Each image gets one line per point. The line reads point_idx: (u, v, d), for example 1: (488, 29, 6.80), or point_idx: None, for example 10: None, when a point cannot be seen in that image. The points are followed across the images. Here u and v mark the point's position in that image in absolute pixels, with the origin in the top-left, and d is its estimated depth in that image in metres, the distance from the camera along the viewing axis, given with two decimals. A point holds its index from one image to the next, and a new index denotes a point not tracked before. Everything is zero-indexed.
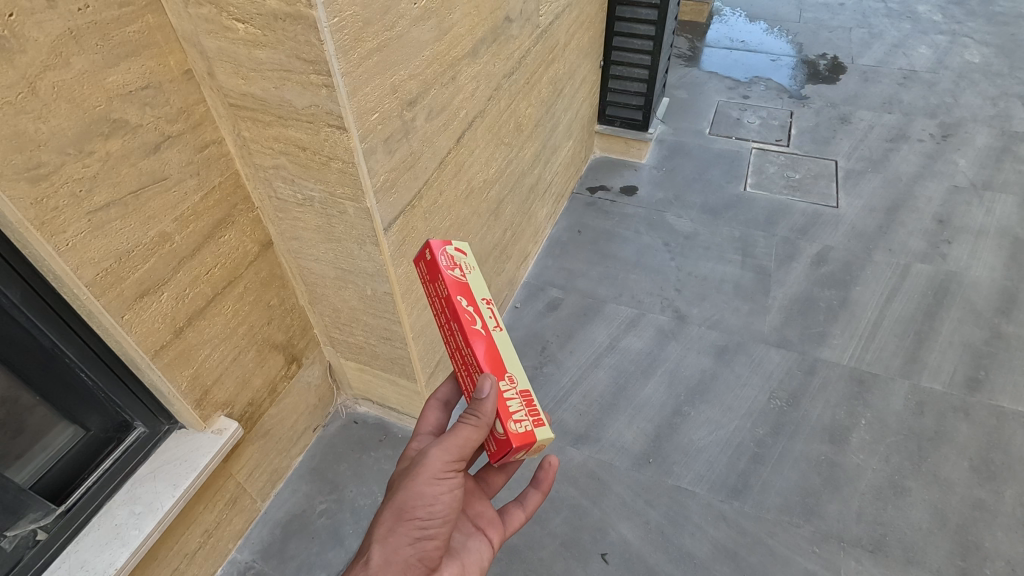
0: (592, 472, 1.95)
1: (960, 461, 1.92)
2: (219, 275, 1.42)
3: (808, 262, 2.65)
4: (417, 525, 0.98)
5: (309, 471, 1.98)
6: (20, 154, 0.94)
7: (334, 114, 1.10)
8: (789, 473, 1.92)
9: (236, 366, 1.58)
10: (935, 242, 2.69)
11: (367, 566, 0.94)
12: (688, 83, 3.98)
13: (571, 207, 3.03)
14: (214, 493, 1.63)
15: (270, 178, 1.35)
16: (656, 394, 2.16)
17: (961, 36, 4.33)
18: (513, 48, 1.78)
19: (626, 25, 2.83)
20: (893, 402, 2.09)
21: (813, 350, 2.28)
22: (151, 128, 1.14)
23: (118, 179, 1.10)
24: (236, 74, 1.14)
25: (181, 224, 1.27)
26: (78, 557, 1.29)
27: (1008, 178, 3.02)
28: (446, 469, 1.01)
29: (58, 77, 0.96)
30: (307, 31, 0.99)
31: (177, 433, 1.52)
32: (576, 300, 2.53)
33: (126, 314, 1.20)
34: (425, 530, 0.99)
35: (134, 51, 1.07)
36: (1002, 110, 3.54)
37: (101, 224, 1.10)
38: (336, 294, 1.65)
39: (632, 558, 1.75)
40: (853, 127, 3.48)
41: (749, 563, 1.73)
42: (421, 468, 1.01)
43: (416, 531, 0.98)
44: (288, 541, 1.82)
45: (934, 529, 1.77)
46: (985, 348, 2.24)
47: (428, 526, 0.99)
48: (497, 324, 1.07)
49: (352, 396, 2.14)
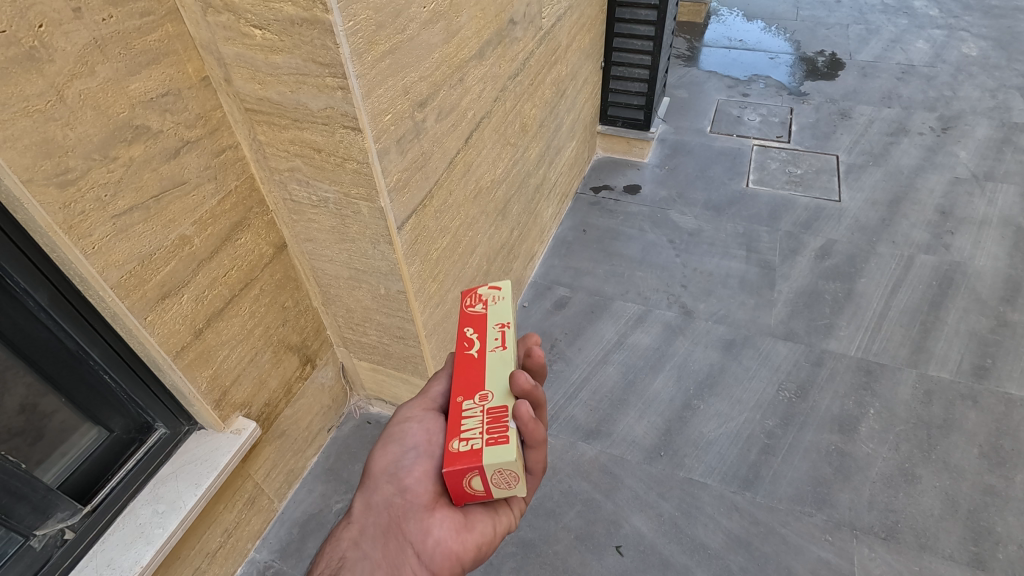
0: (603, 467, 1.97)
1: (970, 449, 1.93)
2: (235, 278, 1.45)
3: (812, 256, 2.67)
4: (391, 464, 1.10)
5: (325, 471, 2.00)
6: (50, 161, 0.97)
7: (349, 115, 1.13)
8: (800, 463, 1.94)
9: (253, 367, 1.61)
10: (939, 233, 2.71)
11: (352, 517, 1.10)
12: (688, 83, 4.02)
13: (575, 207, 3.06)
14: (233, 494, 1.65)
15: (285, 181, 1.39)
16: (665, 388, 2.18)
17: (958, 30, 4.36)
18: (517, 50, 1.82)
19: (627, 26, 2.86)
20: (901, 391, 2.11)
21: (820, 342, 2.30)
22: (171, 134, 1.17)
23: (141, 183, 1.14)
24: (253, 79, 1.17)
25: (200, 227, 1.30)
26: (104, 556, 1.31)
27: (1009, 168, 3.04)
28: (412, 412, 1.16)
29: (85, 85, 0.99)
30: (323, 35, 1.02)
31: (197, 434, 1.54)
32: (583, 298, 2.56)
33: (149, 316, 1.23)
34: (398, 465, 1.09)
35: (155, 60, 1.10)
36: (1002, 102, 3.55)
37: (125, 227, 1.13)
38: (349, 294, 1.68)
39: (646, 550, 1.77)
40: (854, 121, 3.50)
41: (763, 553, 1.74)
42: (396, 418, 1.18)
43: (391, 470, 1.10)
44: (305, 540, 1.84)
45: (946, 515, 1.78)
46: (991, 337, 2.26)
47: (402, 461, 1.10)
48: (499, 345, 1.11)
49: (364, 397, 2.17)
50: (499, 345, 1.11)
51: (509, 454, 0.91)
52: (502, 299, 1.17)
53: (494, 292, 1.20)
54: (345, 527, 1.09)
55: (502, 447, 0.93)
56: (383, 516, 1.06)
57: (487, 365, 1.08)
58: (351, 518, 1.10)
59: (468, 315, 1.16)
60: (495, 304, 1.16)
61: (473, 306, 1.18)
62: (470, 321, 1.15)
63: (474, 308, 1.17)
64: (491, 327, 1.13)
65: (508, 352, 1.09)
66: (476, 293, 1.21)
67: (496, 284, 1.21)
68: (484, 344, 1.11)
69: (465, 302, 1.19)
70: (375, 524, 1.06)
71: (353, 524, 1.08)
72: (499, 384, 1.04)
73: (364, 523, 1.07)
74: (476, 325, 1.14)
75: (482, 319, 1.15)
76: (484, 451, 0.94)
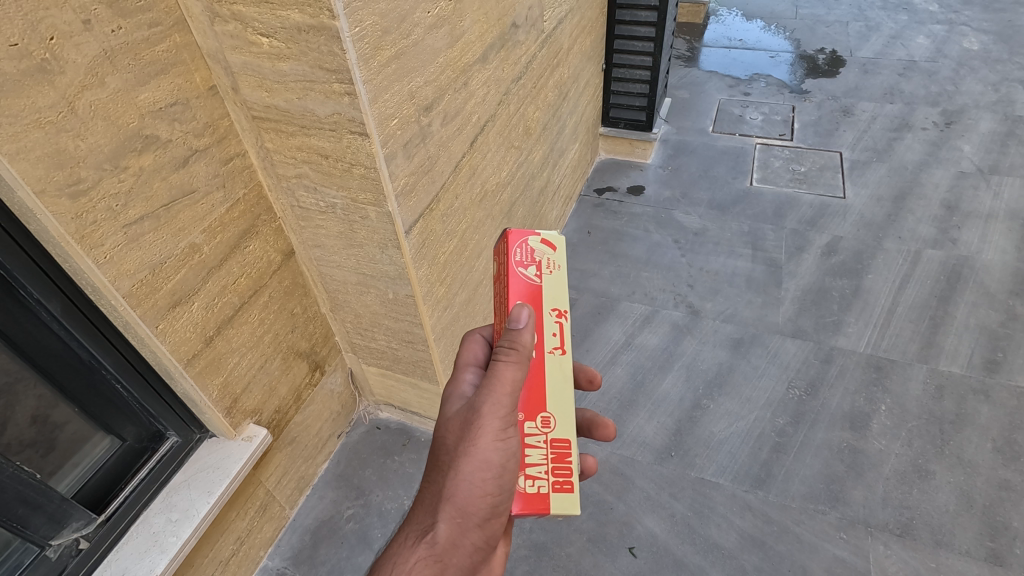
0: (614, 468, 1.97)
1: (983, 443, 1.92)
2: (244, 285, 1.46)
3: (818, 253, 2.66)
4: (486, 504, 0.90)
5: (335, 478, 2.00)
6: (62, 171, 0.98)
7: (356, 121, 1.14)
8: (812, 461, 1.92)
9: (263, 374, 1.61)
10: (945, 228, 2.70)
11: (434, 549, 0.88)
12: (688, 83, 4.02)
13: (580, 208, 3.07)
14: (245, 501, 1.66)
15: (292, 187, 1.39)
16: (674, 388, 2.18)
17: (959, 25, 4.36)
18: (519, 53, 1.82)
19: (627, 28, 2.87)
20: (912, 387, 2.10)
21: (829, 338, 2.30)
22: (179, 143, 1.18)
23: (152, 193, 1.15)
24: (260, 87, 1.18)
25: (209, 235, 1.31)
26: (118, 565, 1.31)
27: (1014, 161, 3.03)
28: (505, 426, 0.91)
29: (95, 96, 1.00)
30: (330, 42, 1.02)
31: (208, 442, 1.55)
32: (589, 300, 2.56)
33: (161, 324, 1.23)
34: (495, 508, 0.91)
35: (164, 70, 1.11)
36: (1004, 95, 3.54)
37: (136, 236, 1.14)
38: (357, 299, 1.68)
39: (659, 551, 1.76)
40: (856, 118, 3.50)
41: (777, 552, 1.73)
42: (476, 427, 0.90)
43: (486, 512, 0.91)
44: (318, 547, 1.84)
45: (961, 511, 1.77)
46: (1002, 331, 2.25)
47: (499, 504, 0.92)
48: (556, 347, 0.98)
49: (374, 402, 2.18)
50: (553, 346, 0.98)
51: (574, 507, 0.91)
52: (558, 272, 0.98)
53: (547, 252, 1.00)
54: (423, 561, 0.87)
55: (567, 498, 0.92)
56: (468, 559, 0.91)
57: (545, 375, 0.97)
58: (431, 548, 0.88)
59: (524, 288, 0.97)
60: (550, 276, 0.98)
61: (526, 270, 0.98)
62: (526, 299, 0.96)
63: (527, 273, 0.97)
64: (547, 314, 0.96)
65: (566, 358, 0.98)
66: (527, 249, 0.99)
67: (551, 239, 1.00)
68: (541, 342, 0.97)
69: (516, 260, 0.98)
70: (458, 567, 0.90)
71: (434, 558, 0.88)
72: (561, 407, 0.96)
73: (445, 560, 0.88)
74: (533, 308, 0.96)
75: (535, 296, 0.97)
76: (549, 498, 0.93)
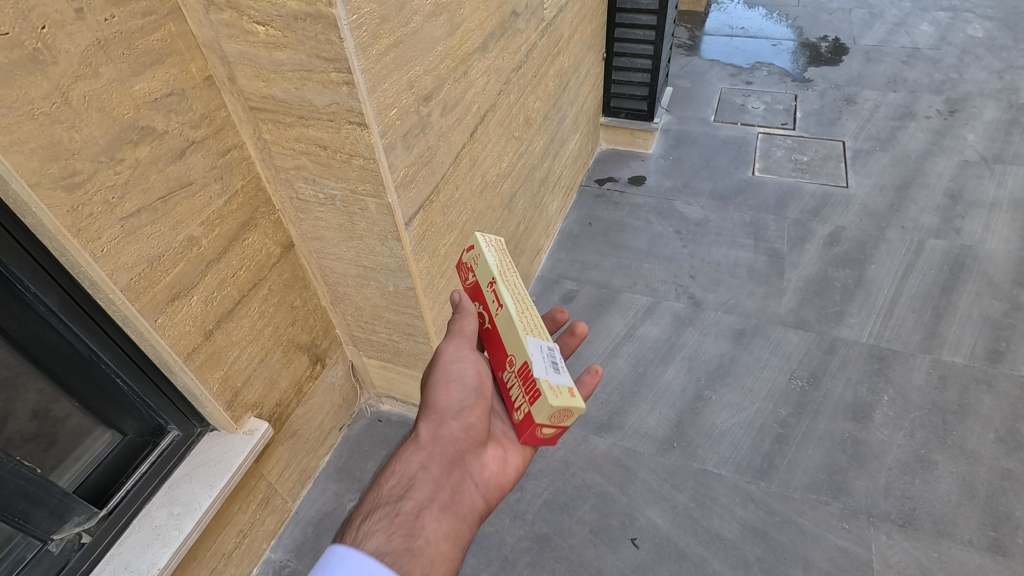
0: (617, 460, 1.96)
1: (986, 433, 1.91)
2: (244, 278, 1.44)
3: (820, 243, 2.65)
4: (409, 470, 0.98)
5: (337, 470, 2.00)
6: (57, 163, 0.97)
7: (355, 111, 1.12)
8: (814, 452, 1.92)
9: (264, 368, 1.60)
10: (949, 218, 2.68)
11: (364, 513, 0.95)
12: (690, 72, 3.99)
13: (581, 199, 3.05)
14: (246, 495, 1.65)
15: (291, 179, 1.38)
16: (676, 379, 2.17)
17: (963, 12, 4.31)
18: (520, 42, 1.80)
19: (628, 16, 2.84)
20: (915, 377, 2.09)
21: (831, 329, 2.29)
22: (176, 134, 1.17)
23: (148, 185, 1.13)
24: (257, 77, 1.16)
25: (207, 228, 1.29)
26: (122, 559, 1.31)
27: (1019, 150, 3.00)
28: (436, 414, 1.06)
29: (89, 87, 0.99)
30: (327, 30, 1.01)
31: (209, 436, 1.54)
32: (591, 291, 2.54)
33: (160, 318, 1.23)
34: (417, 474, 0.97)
35: (159, 60, 1.09)
36: (1009, 83, 3.51)
37: (133, 229, 1.12)
38: (357, 292, 1.67)
39: (661, 542, 1.76)
40: (859, 107, 3.47)
41: (779, 542, 1.73)
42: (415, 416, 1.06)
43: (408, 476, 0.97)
44: (320, 539, 1.84)
45: (964, 500, 1.77)
46: (1005, 320, 2.23)
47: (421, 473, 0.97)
48: (496, 305, 1.08)
49: (375, 395, 2.17)
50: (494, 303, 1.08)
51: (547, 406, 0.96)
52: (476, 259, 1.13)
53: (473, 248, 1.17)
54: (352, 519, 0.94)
55: (540, 404, 0.97)
56: (392, 524, 0.92)
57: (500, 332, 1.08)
58: (361, 513, 0.95)
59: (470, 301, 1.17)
60: (477, 270, 1.13)
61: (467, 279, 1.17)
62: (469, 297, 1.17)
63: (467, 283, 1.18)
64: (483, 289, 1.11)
65: (505, 308, 1.05)
66: (463, 264, 1.20)
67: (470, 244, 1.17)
68: (490, 311, 1.11)
69: (463, 280, 1.20)
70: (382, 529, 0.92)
71: (360, 519, 0.94)
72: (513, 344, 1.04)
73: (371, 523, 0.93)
74: (476, 304, 1.15)
75: (476, 290, 1.14)
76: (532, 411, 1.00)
